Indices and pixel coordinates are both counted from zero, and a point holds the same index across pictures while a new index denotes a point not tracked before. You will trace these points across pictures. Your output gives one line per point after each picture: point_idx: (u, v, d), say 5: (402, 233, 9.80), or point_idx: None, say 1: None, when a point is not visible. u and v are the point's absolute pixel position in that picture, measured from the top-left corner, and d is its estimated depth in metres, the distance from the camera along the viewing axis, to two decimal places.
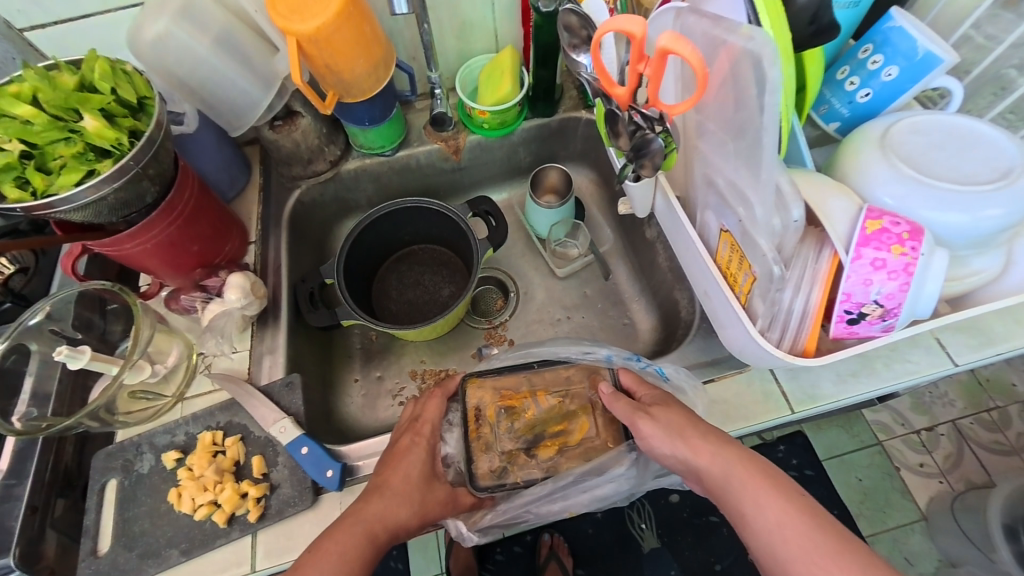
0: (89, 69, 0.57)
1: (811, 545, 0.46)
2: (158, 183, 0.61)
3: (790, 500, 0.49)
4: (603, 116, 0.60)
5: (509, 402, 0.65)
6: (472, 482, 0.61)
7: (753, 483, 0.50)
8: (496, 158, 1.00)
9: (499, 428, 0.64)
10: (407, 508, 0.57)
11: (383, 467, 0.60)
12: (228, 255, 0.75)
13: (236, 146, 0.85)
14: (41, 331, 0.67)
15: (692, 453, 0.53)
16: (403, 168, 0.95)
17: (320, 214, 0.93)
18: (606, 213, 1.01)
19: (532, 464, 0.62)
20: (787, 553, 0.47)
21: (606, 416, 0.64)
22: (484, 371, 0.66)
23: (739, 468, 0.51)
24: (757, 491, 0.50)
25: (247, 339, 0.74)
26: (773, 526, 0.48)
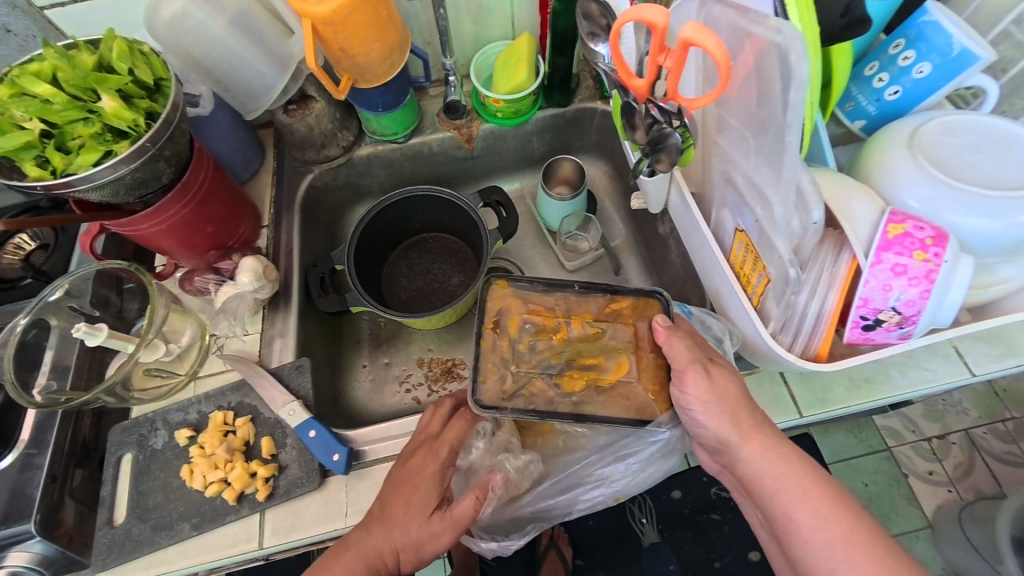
0: (106, 48, 0.57)
1: (869, 563, 0.47)
2: (173, 164, 0.61)
3: (848, 514, 0.50)
4: (620, 108, 0.59)
5: (539, 318, 0.64)
6: (476, 399, 0.60)
7: (806, 487, 0.51)
8: (509, 147, 0.99)
9: (521, 344, 0.63)
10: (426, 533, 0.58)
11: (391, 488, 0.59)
12: (241, 237, 0.76)
13: (251, 129, 0.86)
14: (61, 307, 0.68)
15: (751, 457, 0.53)
16: (415, 155, 0.94)
17: (333, 198, 0.93)
18: (619, 207, 1.00)
19: (549, 391, 0.60)
20: (847, 570, 0.48)
21: (650, 358, 0.61)
22: (519, 281, 0.65)
23: (799, 479, 0.52)
24: (810, 496, 0.51)
25: (259, 322, 0.75)
26: (835, 543, 0.49)
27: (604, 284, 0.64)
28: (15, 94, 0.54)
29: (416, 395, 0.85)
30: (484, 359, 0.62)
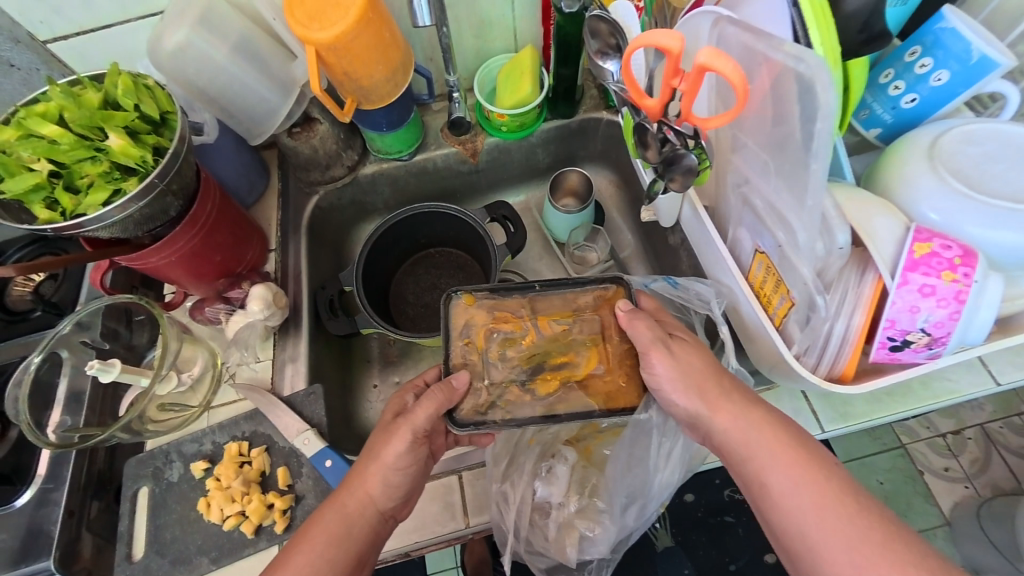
0: (111, 84, 0.56)
1: (843, 532, 0.45)
2: (181, 197, 0.61)
3: (828, 483, 0.47)
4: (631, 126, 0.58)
5: (505, 325, 0.60)
6: (452, 418, 0.56)
7: (782, 455, 0.49)
8: (514, 159, 0.98)
9: (491, 356, 0.59)
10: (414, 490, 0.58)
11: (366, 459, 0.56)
12: (249, 263, 0.75)
13: (255, 151, 0.85)
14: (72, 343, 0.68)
15: (723, 427, 0.52)
16: (420, 171, 0.94)
17: (339, 218, 0.92)
18: (627, 216, 0.99)
19: (526, 399, 0.57)
20: (818, 537, 0.45)
21: (619, 348, 0.59)
22: (479, 290, 0.61)
23: (774, 449, 0.49)
24: (788, 463, 0.49)
25: (270, 348, 0.74)
26: (805, 508, 0.47)
27: (567, 279, 0.61)
28: (22, 135, 0.53)
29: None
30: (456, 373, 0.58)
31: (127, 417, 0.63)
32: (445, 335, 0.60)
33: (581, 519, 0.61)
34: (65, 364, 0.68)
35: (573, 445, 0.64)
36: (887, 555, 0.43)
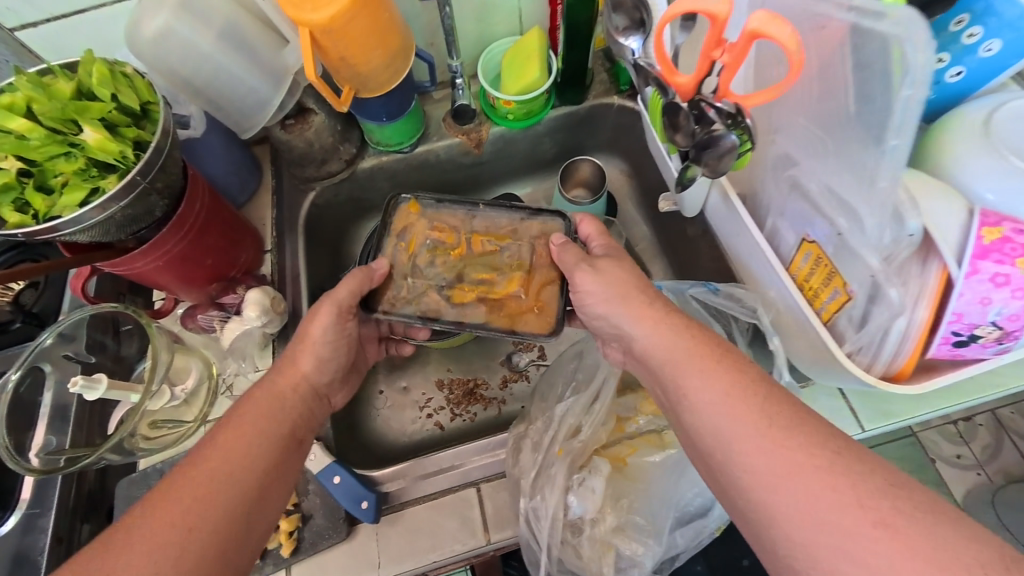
0: (85, 73, 0.51)
1: (750, 421, 0.41)
2: (167, 196, 0.56)
3: (741, 378, 0.44)
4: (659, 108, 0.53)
5: (439, 235, 0.64)
6: (364, 304, 0.60)
7: (699, 353, 0.46)
8: (518, 150, 0.93)
9: (420, 261, 0.63)
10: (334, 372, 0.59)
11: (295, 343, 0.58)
12: (243, 266, 0.70)
13: (246, 147, 0.80)
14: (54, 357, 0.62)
15: (645, 333, 0.51)
16: (421, 164, 0.88)
17: (337, 215, 0.87)
18: (639, 207, 0.94)
19: (441, 304, 0.61)
20: (728, 430, 0.42)
21: (543, 275, 0.61)
22: (426, 198, 0.65)
23: (693, 349, 0.47)
24: (702, 360, 0.46)
25: (269, 358, 0.68)
26: (716, 400, 0.43)
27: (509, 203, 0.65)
28: None
29: (438, 420, 0.81)
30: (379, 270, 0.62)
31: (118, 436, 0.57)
32: (383, 232, 0.65)
33: (617, 535, 0.56)
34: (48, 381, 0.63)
35: (603, 453, 0.59)
36: (806, 445, 0.39)
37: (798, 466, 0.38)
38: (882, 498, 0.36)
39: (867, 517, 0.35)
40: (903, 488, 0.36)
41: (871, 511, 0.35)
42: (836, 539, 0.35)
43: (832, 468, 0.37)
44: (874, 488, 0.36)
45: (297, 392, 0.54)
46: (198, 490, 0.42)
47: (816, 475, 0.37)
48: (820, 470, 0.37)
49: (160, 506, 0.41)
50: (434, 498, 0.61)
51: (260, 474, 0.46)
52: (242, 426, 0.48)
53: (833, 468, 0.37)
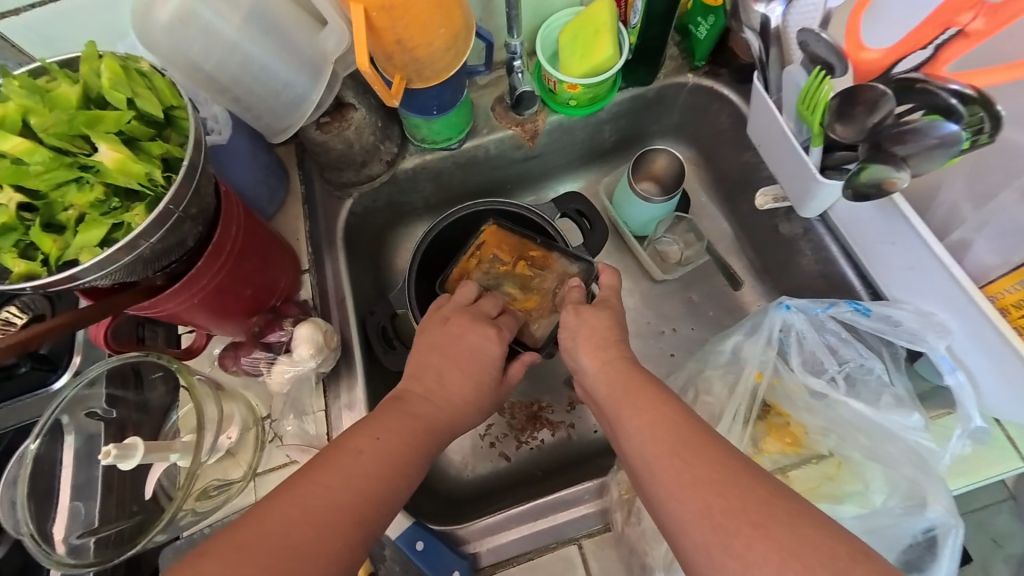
0: (91, 72, 0.40)
1: (672, 466, 0.38)
2: (201, 221, 0.46)
3: (662, 416, 0.42)
4: (817, 100, 0.45)
5: (499, 256, 0.64)
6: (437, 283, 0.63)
7: (635, 392, 0.45)
8: (576, 141, 0.78)
9: (481, 269, 0.64)
10: (474, 413, 0.51)
11: (441, 366, 0.51)
12: (283, 292, 0.60)
13: (271, 149, 0.66)
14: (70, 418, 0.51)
15: (589, 367, 0.50)
16: (468, 162, 0.75)
17: (375, 224, 0.75)
18: (717, 201, 0.79)
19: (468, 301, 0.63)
20: (662, 473, 0.39)
21: (553, 312, 0.61)
22: (506, 225, 0.63)
23: (629, 388, 0.46)
24: (638, 397, 0.44)
25: (321, 396, 0.58)
26: (646, 439, 0.41)
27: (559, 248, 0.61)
28: None
29: (502, 450, 0.65)
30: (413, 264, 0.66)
31: (168, 512, 0.47)
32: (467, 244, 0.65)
33: None
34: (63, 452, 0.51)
35: None
36: (722, 482, 0.36)
37: (706, 503, 0.36)
38: (762, 505, 0.35)
39: (761, 530, 0.33)
40: (803, 508, 0.35)
41: (751, 515, 0.34)
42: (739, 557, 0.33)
43: (731, 505, 0.35)
44: (787, 509, 0.34)
45: (425, 432, 0.46)
46: (360, 487, 0.40)
47: (726, 489, 0.36)
48: (714, 508, 0.35)
49: (245, 544, 0.35)
50: (530, 558, 0.52)
51: (361, 524, 0.39)
52: (357, 459, 0.41)
53: (743, 486, 0.36)
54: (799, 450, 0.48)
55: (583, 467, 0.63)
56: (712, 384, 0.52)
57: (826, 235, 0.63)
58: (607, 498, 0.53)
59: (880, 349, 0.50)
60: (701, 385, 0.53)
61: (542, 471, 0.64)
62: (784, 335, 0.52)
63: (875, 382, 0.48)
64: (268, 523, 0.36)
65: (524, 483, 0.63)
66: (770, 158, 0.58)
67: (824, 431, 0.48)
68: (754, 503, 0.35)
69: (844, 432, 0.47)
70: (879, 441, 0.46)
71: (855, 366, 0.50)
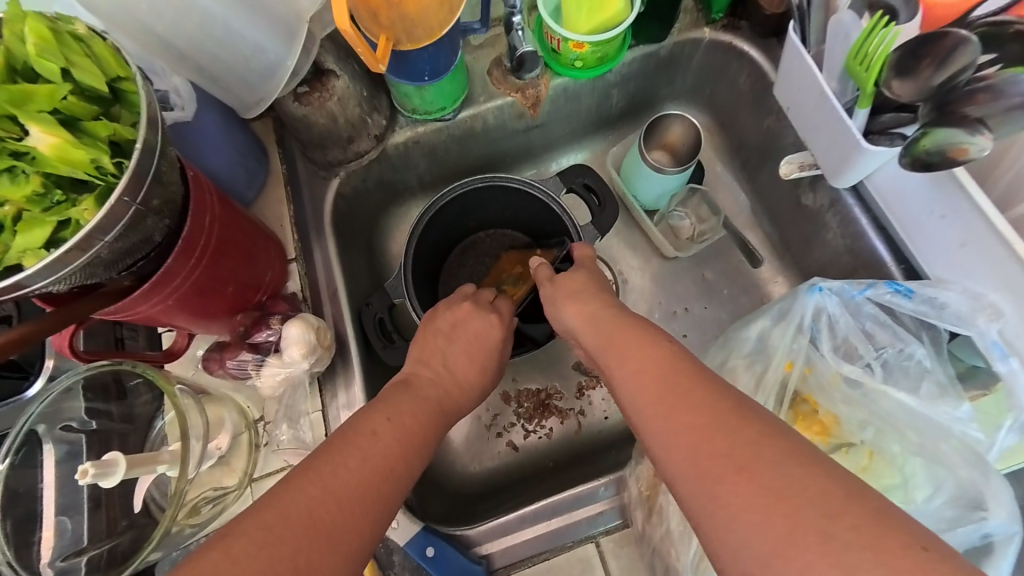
0: (15, 37, 0.34)
1: (663, 412, 0.35)
2: (167, 214, 0.40)
3: (653, 360, 0.39)
4: (868, 54, 0.41)
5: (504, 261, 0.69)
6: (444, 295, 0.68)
7: (625, 338, 0.42)
8: (582, 107, 0.71)
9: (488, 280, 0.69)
10: (476, 393, 0.50)
11: (448, 349, 0.50)
12: (270, 286, 0.55)
13: (246, 126, 0.60)
14: (44, 433, 0.47)
15: (579, 324, 0.48)
16: (464, 134, 0.69)
17: (366, 206, 0.69)
18: (734, 172, 0.73)
19: None
20: (651, 420, 0.36)
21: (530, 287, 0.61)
22: (508, 226, 0.70)
23: (620, 336, 0.42)
24: (626, 344, 0.41)
25: (318, 397, 0.54)
26: (635, 386, 0.38)
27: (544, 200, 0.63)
28: None
29: (511, 439, 0.62)
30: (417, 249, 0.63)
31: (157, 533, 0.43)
32: (477, 252, 0.71)
33: None
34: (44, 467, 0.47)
35: None
36: (712, 422, 0.33)
37: (693, 448, 0.32)
38: (749, 446, 0.31)
39: (746, 470, 0.30)
40: (797, 446, 0.31)
41: (735, 459, 0.30)
42: (719, 501, 0.30)
43: (718, 447, 0.31)
44: (776, 448, 0.30)
45: (434, 411, 0.44)
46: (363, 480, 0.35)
47: (707, 430, 0.32)
48: (700, 452, 0.32)
49: (276, 526, 0.31)
50: (544, 559, 0.50)
51: (384, 503, 0.36)
52: (372, 439, 0.38)
53: (729, 427, 0.32)
54: (828, 439, 0.46)
55: (595, 461, 0.60)
56: (738, 375, 0.48)
57: (854, 207, 0.55)
58: (625, 495, 0.51)
59: (919, 332, 0.47)
60: (726, 375, 0.49)
61: (554, 463, 0.61)
62: (817, 321, 0.47)
63: (914, 369, 0.45)
64: (295, 503, 0.32)
65: (534, 476, 0.60)
66: (801, 122, 0.53)
67: (861, 424, 0.45)
68: (736, 443, 0.31)
69: (885, 426, 0.44)
70: (927, 435, 0.43)
71: (893, 353, 0.46)
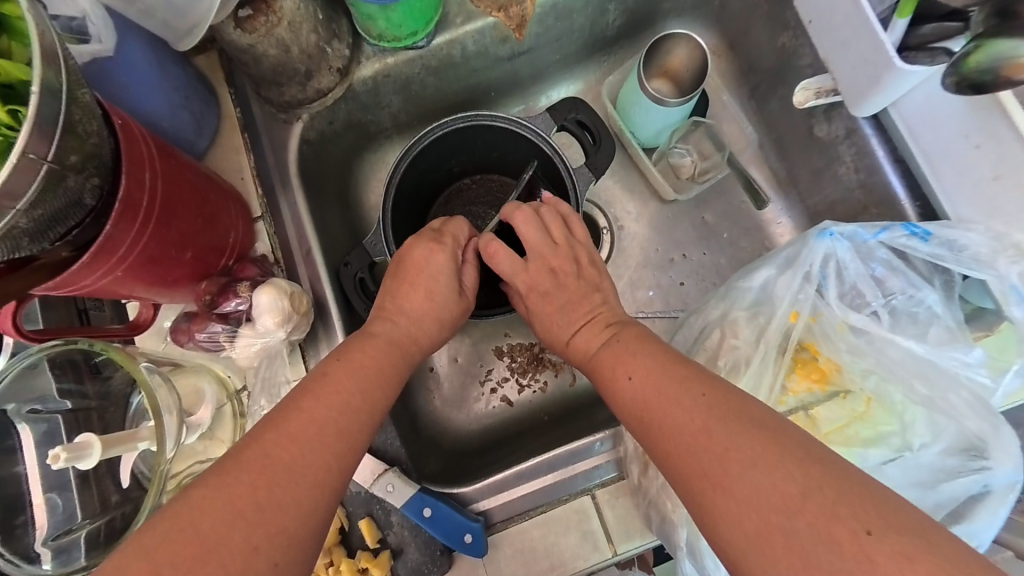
0: None
1: (650, 430, 0.35)
2: (91, 171, 0.34)
3: (638, 373, 0.38)
4: None
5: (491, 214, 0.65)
6: None
7: (616, 350, 0.41)
8: (575, 27, 0.62)
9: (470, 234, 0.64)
10: (435, 325, 0.46)
11: (392, 287, 0.46)
12: (235, 248, 0.50)
13: (187, 61, 0.51)
14: (14, 413, 0.45)
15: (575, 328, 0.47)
16: (442, 65, 0.60)
17: (336, 153, 0.62)
18: (743, 101, 0.66)
19: None
20: (639, 434, 0.36)
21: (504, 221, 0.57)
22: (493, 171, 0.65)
23: (610, 347, 0.42)
24: (617, 356, 0.41)
25: (302, 363, 0.52)
26: (624, 399, 0.38)
27: (530, 131, 0.57)
28: None
29: (505, 395, 0.61)
30: (396, 200, 0.58)
31: (143, 513, 0.42)
32: (461, 202, 0.66)
33: None
34: (24, 448, 0.45)
35: None
36: (692, 439, 0.33)
37: (677, 466, 0.33)
38: (722, 462, 0.31)
39: (719, 486, 0.30)
40: (780, 450, 0.30)
41: (709, 476, 0.31)
42: (706, 513, 0.31)
43: (696, 465, 0.32)
44: (758, 456, 0.30)
45: (392, 353, 0.42)
46: (349, 453, 0.34)
47: (688, 449, 0.32)
48: (682, 471, 0.32)
49: (216, 482, 0.30)
50: (542, 512, 0.51)
51: (345, 457, 0.34)
52: (327, 383, 0.36)
53: (709, 440, 0.32)
54: (826, 387, 0.44)
55: (590, 416, 0.59)
56: (739, 327, 0.46)
57: (872, 137, 0.49)
58: (621, 449, 0.51)
59: (931, 276, 0.45)
60: (727, 328, 0.47)
61: (549, 417, 0.61)
62: (825, 268, 0.45)
63: (924, 316, 0.44)
64: (275, 484, 0.31)
65: (530, 430, 0.60)
66: (823, 45, 0.48)
67: (865, 373, 0.44)
68: (715, 458, 0.31)
69: (888, 375, 0.43)
70: (938, 387, 0.42)
71: (902, 299, 0.45)
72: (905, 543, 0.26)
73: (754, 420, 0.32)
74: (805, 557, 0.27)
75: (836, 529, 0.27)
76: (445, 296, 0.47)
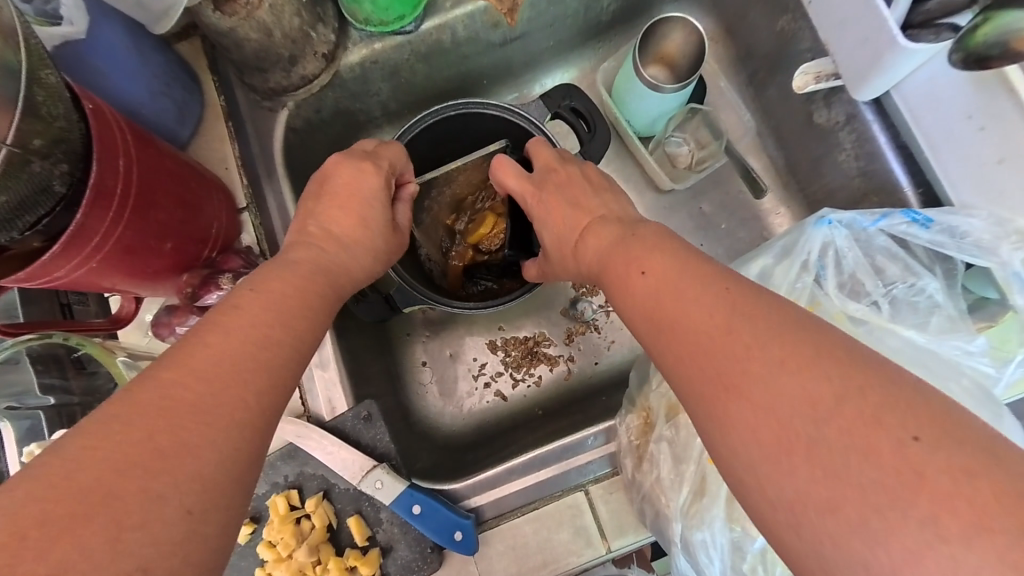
0: None
1: (662, 329, 0.31)
2: (54, 152, 0.33)
3: (653, 271, 0.34)
4: None
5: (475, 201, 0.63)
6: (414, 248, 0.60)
7: (631, 248, 0.37)
8: (569, 11, 0.60)
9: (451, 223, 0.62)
10: (369, 255, 0.44)
11: (317, 206, 0.44)
12: (218, 239, 0.49)
13: (167, 46, 0.50)
14: None
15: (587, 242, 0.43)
16: (431, 51, 0.58)
17: (323, 142, 0.61)
18: (741, 87, 0.64)
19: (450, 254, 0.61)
20: (650, 340, 0.32)
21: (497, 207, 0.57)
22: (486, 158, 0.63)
23: (621, 252, 0.38)
24: (629, 256, 0.36)
25: None
26: (636, 302, 0.34)
27: (524, 118, 0.55)
28: None
29: (499, 389, 0.60)
30: None
31: None
32: None
33: None
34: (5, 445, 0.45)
35: None
36: (710, 335, 0.28)
37: (691, 367, 0.29)
38: (743, 362, 0.27)
39: (735, 389, 0.26)
40: (813, 350, 0.26)
41: (724, 376, 0.27)
42: (717, 423, 0.27)
43: (712, 365, 0.28)
44: (784, 355, 0.26)
45: None
46: None
47: (701, 347, 0.28)
48: (695, 371, 0.28)
49: None
50: (534, 508, 0.50)
51: None
52: None
53: (731, 339, 0.28)
54: None
55: (583, 409, 0.57)
56: None
57: (874, 123, 0.48)
58: (615, 443, 0.50)
59: (933, 265, 0.44)
60: None
61: (543, 411, 0.59)
62: (824, 257, 0.44)
63: (924, 305, 0.43)
64: None
65: (523, 424, 0.59)
66: (825, 26, 0.47)
67: None
68: (735, 356, 0.27)
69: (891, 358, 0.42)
70: (938, 375, 0.41)
71: (903, 287, 0.44)
72: (961, 459, 0.22)
73: (790, 318, 0.28)
74: (831, 467, 0.23)
75: (876, 439, 0.23)
76: (376, 220, 0.45)
